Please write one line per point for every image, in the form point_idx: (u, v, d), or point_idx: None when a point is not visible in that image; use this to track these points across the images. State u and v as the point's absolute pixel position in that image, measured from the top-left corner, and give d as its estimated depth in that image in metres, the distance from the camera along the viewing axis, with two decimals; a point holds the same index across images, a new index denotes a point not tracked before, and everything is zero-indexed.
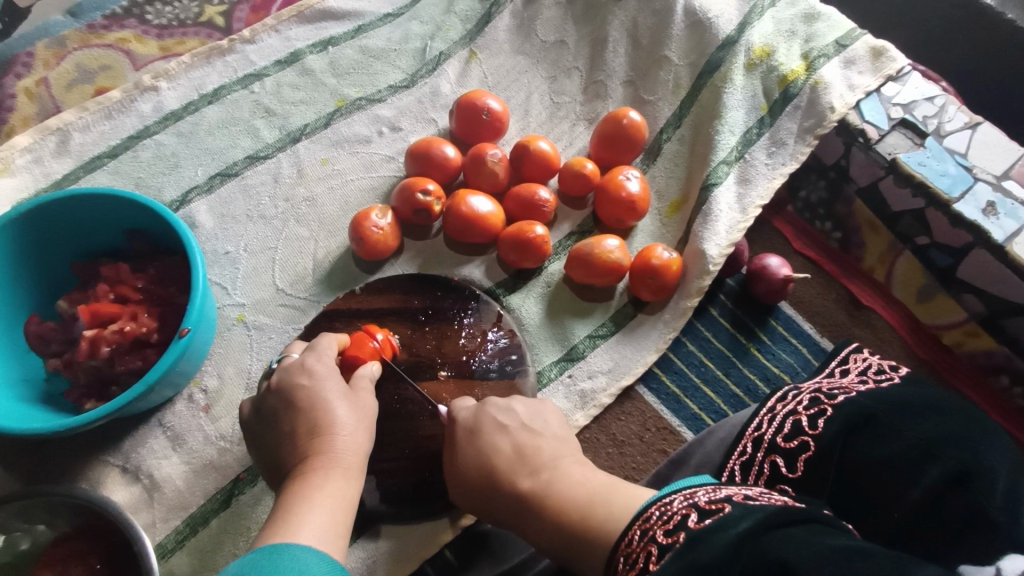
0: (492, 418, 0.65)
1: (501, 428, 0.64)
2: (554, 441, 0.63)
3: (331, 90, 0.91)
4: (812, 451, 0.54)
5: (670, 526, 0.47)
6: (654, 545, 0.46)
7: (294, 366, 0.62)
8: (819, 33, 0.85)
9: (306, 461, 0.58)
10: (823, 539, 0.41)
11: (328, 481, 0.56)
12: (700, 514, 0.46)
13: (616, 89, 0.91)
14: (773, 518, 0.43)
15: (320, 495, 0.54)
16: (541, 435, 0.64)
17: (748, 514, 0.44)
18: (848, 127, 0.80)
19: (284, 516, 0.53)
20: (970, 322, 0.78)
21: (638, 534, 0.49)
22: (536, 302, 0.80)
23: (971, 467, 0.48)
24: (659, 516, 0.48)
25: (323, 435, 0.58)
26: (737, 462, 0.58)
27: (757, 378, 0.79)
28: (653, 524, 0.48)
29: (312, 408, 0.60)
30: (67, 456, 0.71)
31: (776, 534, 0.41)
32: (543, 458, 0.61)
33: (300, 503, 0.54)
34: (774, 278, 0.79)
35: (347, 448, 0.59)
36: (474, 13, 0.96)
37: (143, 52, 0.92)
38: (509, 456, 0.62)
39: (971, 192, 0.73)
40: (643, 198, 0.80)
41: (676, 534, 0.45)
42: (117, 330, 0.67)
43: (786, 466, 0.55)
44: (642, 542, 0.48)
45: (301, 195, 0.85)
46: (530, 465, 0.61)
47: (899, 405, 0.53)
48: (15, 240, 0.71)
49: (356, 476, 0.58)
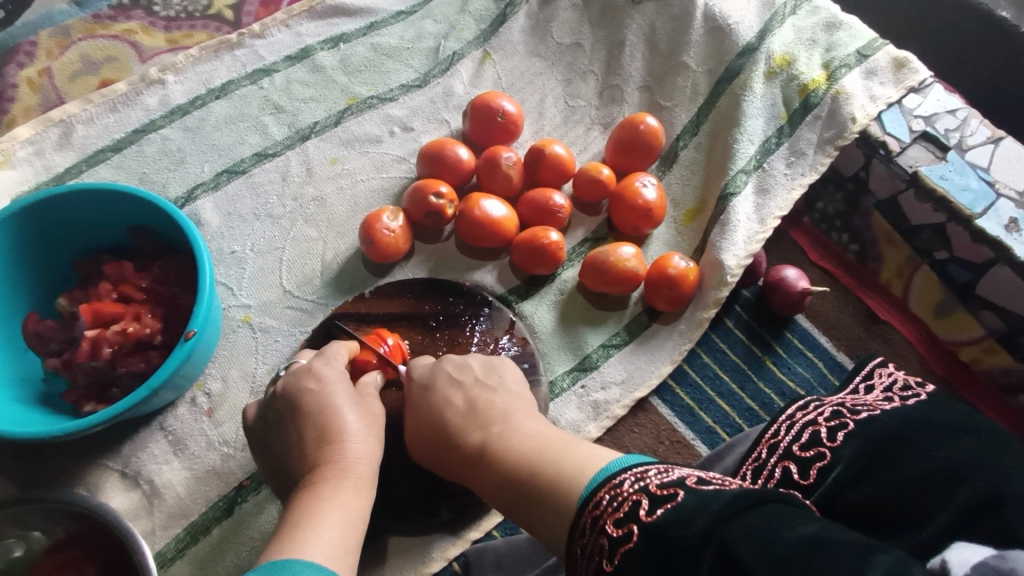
0: (445, 374, 0.62)
1: (454, 382, 0.61)
2: (508, 396, 0.60)
3: (342, 87, 0.89)
4: (828, 461, 0.52)
5: (620, 515, 0.42)
6: (605, 537, 0.43)
7: (302, 370, 0.61)
8: (841, 43, 0.84)
9: (316, 470, 0.56)
10: (782, 532, 0.37)
11: (339, 491, 0.54)
12: (652, 503, 0.42)
13: (632, 94, 0.90)
14: (726, 511, 0.39)
15: (331, 508, 0.52)
16: (496, 391, 0.60)
17: (701, 507, 0.40)
18: (869, 139, 0.78)
19: (291, 531, 0.50)
20: (987, 339, 0.77)
21: (588, 520, 0.44)
22: (549, 310, 0.78)
23: (1002, 491, 0.47)
24: (609, 501, 0.44)
25: (334, 442, 0.57)
26: (749, 466, 0.56)
27: (773, 392, 0.78)
28: (604, 510, 0.44)
29: (321, 414, 0.58)
30: (65, 460, 0.68)
31: (732, 528, 0.38)
32: (494, 412, 0.58)
33: (310, 515, 0.51)
34: (792, 291, 0.78)
35: (358, 456, 0.57)
36: (489, 12, 0.94)
37: (149, 44, 0.90)
38: (461, 411, 0.59)
39: (993, 208, 0.72)
40: (660, 206, 0.78)
41: (629, 526, 0.41)
42: (119, 331, 0.65)
43: (799, 473, 0.53)
44: (594, 531, 0.44)
45: (310, 195, 0.83)
46: (482, 419, 0.57)
47: (927, 426, 0.52)
48: (15, 235, 0.69)
49: (368, 487, 0.56)
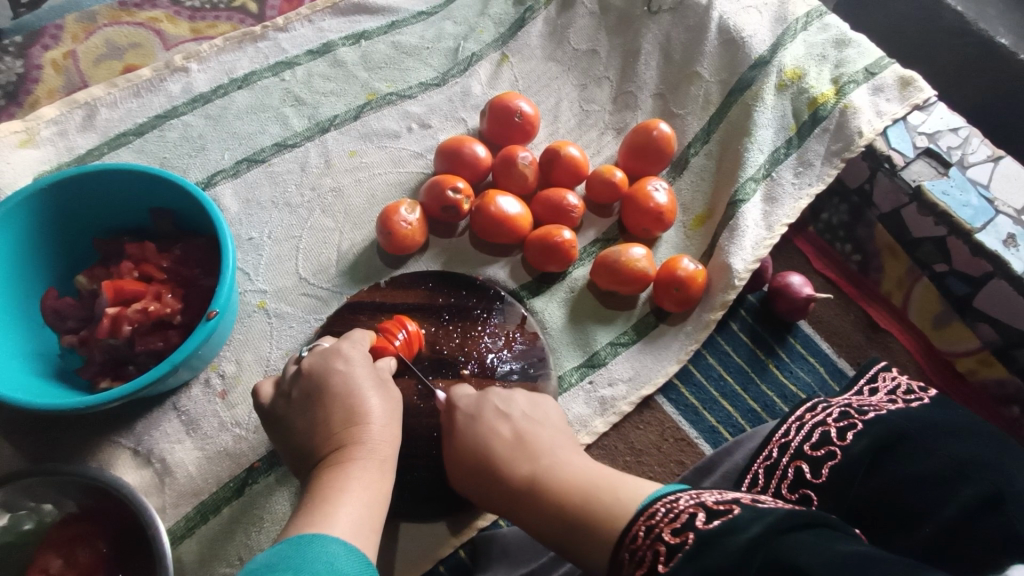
0: (492, 404, 0.62)
1: (501, 415, 0.61)
2: (553, 431, 0.60)
3: (362, 83, 0.91)
4: (839, 460, 0.54)
5: (677, 525, 0.44)
6: (661, 544, 0.44)
7: (330, 351, 0.62)
8: (849, 60, 0.86)
9: (341, 450, 0.57)
10: (834, 545, 0.39)
11: (364, 470, 0.55)
12: (709, 514, 0.44)
13: (645, 100, 0.92)
14: (781, 523, 0.41)
15: (356, 485, 0.54)
16: (543, 425, 0.61)
17: (759, 519, 0.42)
18: (875, 153, 0.81)
19: (318, 505, 0.52)
20: (983, 351, 0.80)
21: (642, 530, 0.46)
22: (559, 306, 0.80)
23: (1005, 490, 0.48)
24: (665, 514, 0.46)
25: (360, 423, 0.58)
26: (761, 465, 0.58)
27: (776, 395, 0.80)
28: (659, 521, 0.46)
29: (348, 397, 0.59)
30: (79, 435, 0.69)
31: (787, 538, 0.40)
32: (542, 445, 0.58)
33: (336, 491, 0.53)
34: (796, 296, 0.80)
35: (382, 438, 0.58)
36: (508, 16, 0.97)
37: (174, 32, 0.91)
38: (508, 441, 0.59)
39: (992, 224, 0.74)
40: (670, 209, 0.80)
41: (685, 534, 0.43)
42: (140, 309, 0.66)
43: (811, 472, 0.55)
44: (648, 539, 0.45)
45: (328, 186, 0.84)
46: (529, 451, 0.57)
47: (930, 426, 0.53)
48: (40, 211, 0.70)
49: (390, 469, 0.58)
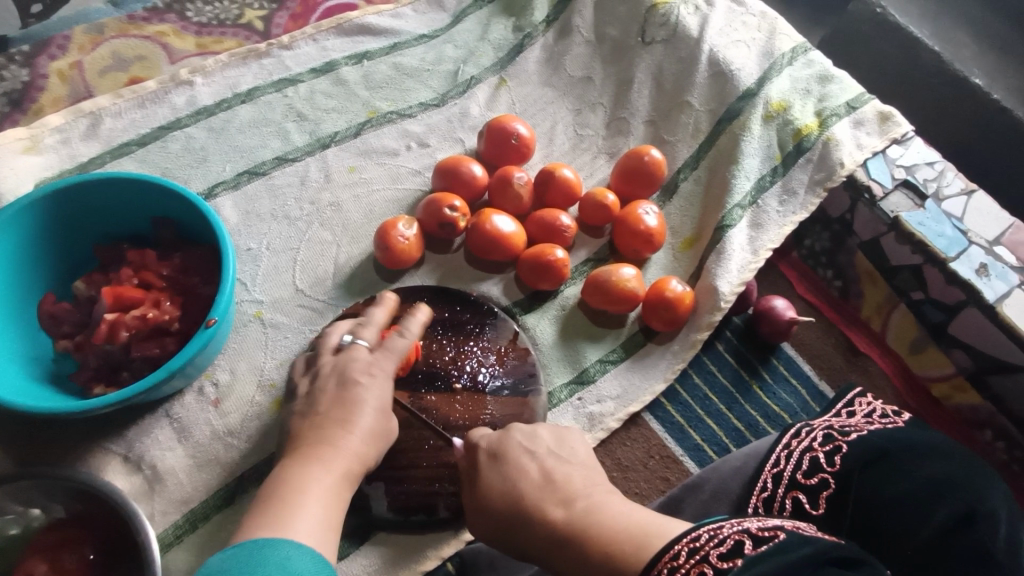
0: (517, 445, 0.60)
1: (527, 451, 0.59)
2: (583, 469, 0.58)
3: (363, 101, 0.93)
4: (833, 488, 0.56)
5: (723, 549, 0.43)
6: (708, 566, 0.42)
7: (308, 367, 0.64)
8: (832, 94, 0.90)
9: (303, 450, 0.57)
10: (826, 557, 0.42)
11: (324, 472, 0.55)
12: (755, 541, 0.43)
13: (638, 127, 0.95)
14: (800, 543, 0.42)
15: (315, 487, 0.53)
16: (573, 465, 0.58)
17: (807, 543, 0.42)
18: (856, 183, 0.84)
19: (272, 505, 0.51)
20: (957, 377, 0.83)
21: (684, 550, 0.44)
22: (550, 323, 0.82)
23: (977, 508, 0.49)
24: (710, 537, 0.44)
25: (328, 427, 0.58)
26: (759, 498, 0.59)
27: (759, 415, 0.82)
28: (704, 544, 0.44)
29: (323, 404, 0.60)
30: (72, 440, 0.70)
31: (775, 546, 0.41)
32: (573, 486, 0.55)
33: (295, 491, 0.53)
34: (780, 319, 0.82)
35: (349, 441, 0.58)
36: (507, 42, 1.00)
37: (179, 46, 0.93)
38: (536, 483, 0.56)
39: (966, 253, 0.78)
40: (659, 232, 0.83)
41: (734, 559, 0.42)
42: (139, 315, 0.67)
43: (809, 502, 0.57)
44: (693, 564, 0.43)
45: (327, 201, 0.86)
46: (563, 494, 0.54)
47: (908, 445, 0.55)
48: (42, 217, 0.71)
49: (354, 471, 0.57)
